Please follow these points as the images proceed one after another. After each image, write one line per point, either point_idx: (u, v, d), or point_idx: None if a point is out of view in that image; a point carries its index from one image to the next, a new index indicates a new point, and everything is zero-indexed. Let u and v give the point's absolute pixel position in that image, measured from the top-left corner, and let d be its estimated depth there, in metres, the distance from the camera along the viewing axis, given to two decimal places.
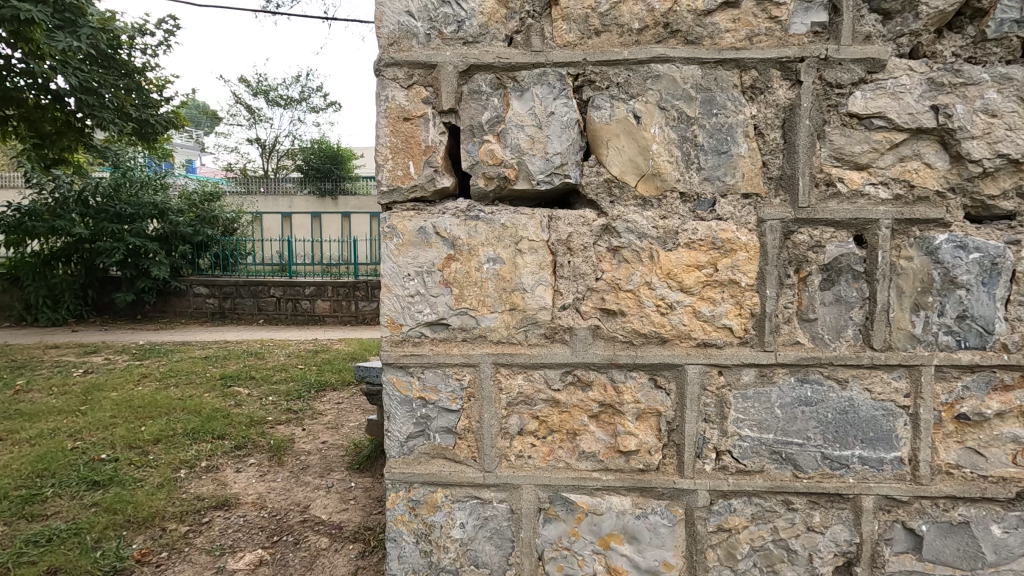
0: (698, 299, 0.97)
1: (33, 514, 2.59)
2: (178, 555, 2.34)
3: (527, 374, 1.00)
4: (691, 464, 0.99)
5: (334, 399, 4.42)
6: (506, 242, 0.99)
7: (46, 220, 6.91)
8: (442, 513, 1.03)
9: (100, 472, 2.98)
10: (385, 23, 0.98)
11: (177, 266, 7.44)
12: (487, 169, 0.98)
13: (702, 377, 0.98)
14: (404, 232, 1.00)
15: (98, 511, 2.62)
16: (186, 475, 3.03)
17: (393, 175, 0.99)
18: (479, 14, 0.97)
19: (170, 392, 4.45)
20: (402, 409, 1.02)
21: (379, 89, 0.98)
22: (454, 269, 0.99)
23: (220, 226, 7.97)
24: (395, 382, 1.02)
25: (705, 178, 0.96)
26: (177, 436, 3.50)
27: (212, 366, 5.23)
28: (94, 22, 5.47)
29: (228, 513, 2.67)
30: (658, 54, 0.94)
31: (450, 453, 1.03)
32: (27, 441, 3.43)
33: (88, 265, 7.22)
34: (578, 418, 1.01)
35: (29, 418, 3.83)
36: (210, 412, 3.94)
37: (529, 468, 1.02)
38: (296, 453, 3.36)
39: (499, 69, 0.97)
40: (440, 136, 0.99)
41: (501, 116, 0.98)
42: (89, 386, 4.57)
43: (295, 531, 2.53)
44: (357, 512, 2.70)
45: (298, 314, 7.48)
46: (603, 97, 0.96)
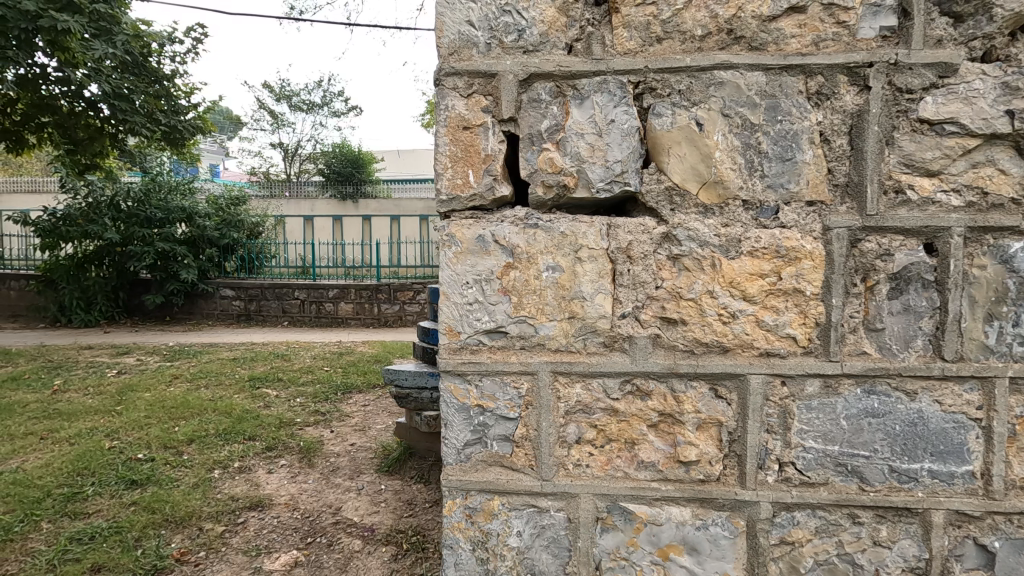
0: (761, 308, 0.95)
1: (76, 512, 2.66)
2: (216, 555, 2.38)
3: (585, 383, 1.00)
4: (753, 475, 0.98)
5: (360, 401, 4.47)
6: (566, 250, 0.98)
7: (80, 225, 7.09)
8: (499, 522, 1.03)
9: (138, 472, 3.04)
10: (445, 32, 0.98)
11: (205, 269, 7.60)
12: (546, 177, 0.98)
13: (765, 387, 0.96)
14: (462, 241, 1.00)
15: (137, 510, 2.68)
16: (221, 476, 3.08)
17: (452, 184, 1.00)
18: (540, 23, 0.97)
19: (201, 392, 4.54)
20: (459, 417, 1.02)
21: (439, 99, 0.99)
22: (513, 277, 0.99)
23: (245, 229, 8.04)
24: (453, 389, 1.02)
25: (768, 186, 0.95)
26: (210, 436, 3.57)
27: (241, 367, 5.32)
28: (128, 30, 5.64)
29: (262, 513, 2.71)
30: (721, 61, 0.93)
31: (507, 461, 1.02)
32: (67, 440, 3.52)
33: (119, 268, 7.41)
34: (636, 427, 1.00)
35: (67, 418, 3.93)
36: (241, 413, 4.01)
37: (587, 477, 1.01)
38: (325, 454, 3.40)
39: (559, 77, 0.97)
40: (499, 145, 0.99)
41: (560, 124, 0.98)
42: (124, 386, 4.69)
43: (328, 533, 2.56)
44: (388, 514, 2.72)
45: (321, 317, 7.57)
46: (665, 105, 0.96)
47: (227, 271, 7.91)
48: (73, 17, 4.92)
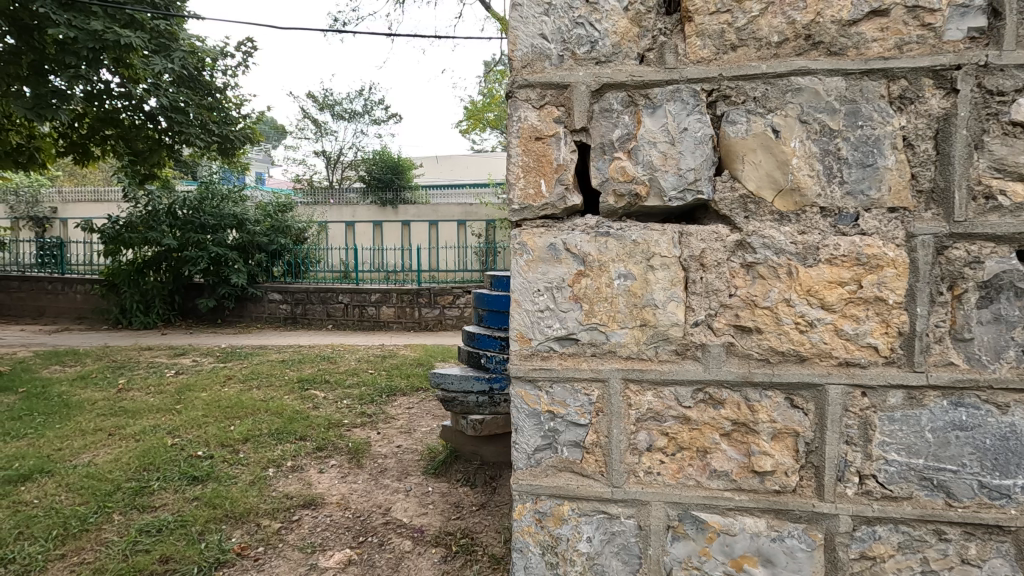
0: (840, 317, 0.94)
1: (143, 505, 2.80)
2: (273, 551, 2.47)
3: (656, 391, 1.00)
4: (832, 488, 0.96)
5: (404, 403, 4.56)
6: (638, 258, 0.99)
7: (140, 232, 7.48)
8: (569, 527, 1.03)
9: (198, 468, 3.18)
10: (518, 46, 1.01)
11: (254, 274, 7.90)
12: (617, 185, 0.99)
13: (844, 398, 0.94)
14: (533, 249, 1.02)
15: (199, 505, 2.80)
16: (275, 474, 3.19)
17: (524, 193, 1.02)
18: (613, 34, 0.98)
19: (254, 393, 4.71)
20: (530, 422, 1.04)
21: (512, 111, 1.01)
22: (584, 285, 1.00)
23: (292, 235, 8.31)
24: (523, 396, 1.04)
25: (848, 193, 0.93)
26: (263, 436, 3.70)
27: (290, 370, 5.49)
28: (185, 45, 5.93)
29: (316, 512, 2.79)
30: (799, 67, 0.92)
31: (577, 466, 1.03)
32: (133, 437, 3.71)
33: (175, 273, 7.77)
34: (709, 436, 0.99)
35: (132, 415, 4.14)
36: (292, 413, 4.14)
37: (658, 485, 1.01)
38: (373, 455, 3.48)
39: (630, 87, 0.98)
40: (571, 155, 1.01)
41: (632, 133, 0.99)
42: (182, 386, 4.90)
43: (379, 533, 2.62)
44: (437, 516, 2.76)
45: (364, 320, 7.76)
46: (739, 112, 0.96)
47: (275, 275, 8.18)
48: (135, 33, 5.22)
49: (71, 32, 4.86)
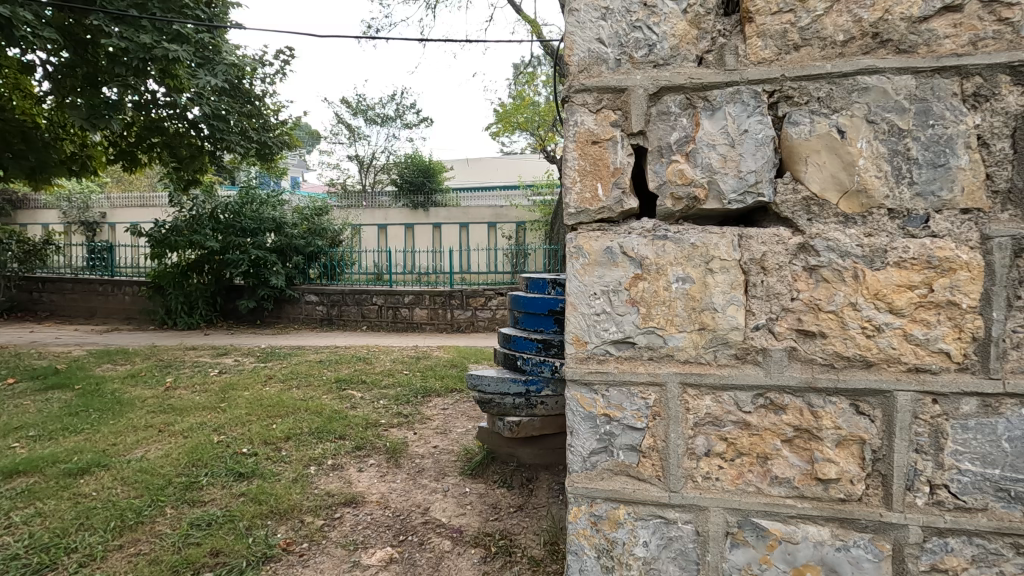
0: (910, 322, 0.91)
1: (193, 499, 2.90)
2: (317, 547, 2.53)
3: (715, 395, 0.99)
4: (901, 497, 0.93)
5: (439, 404, 4.61)
6: (696, 262, 0.98)
7: (185, 235, 7.76)
8: (625, 530, 1.03)
9: (244, 465, 3.28)
10: (575, 51, 1.01)
11: (292, 276, 8.11)
12: (675, 188, 0.99)
13: (914, 405, 0.92)
14: (590, 252, 1.02)
15: (245, 500, 2.89)
16: (316, 472, 3.27)
17: (581, 198, 1.02)
18: (672, 37, 0.98)
19: (293, 392, 4.83)
20: (586, 425, 1.04)
21: (568, 115, 1.02)
22: (642, 288, 1.00)
23: (328, 237, 8.49)
24: (579, 398, 1.04)
25: (918, 193, 0.91)
26: (304, 434, 3.79)
27: (327, 370, 5.62)
28: (228, 58, 6.09)
29: (357, 510, 2.84)
30: (867, 66, 0.91)
31: (634, 470, 1.03)
32: (181, 433, 3.85)
33: (217, 275, 8.02)
34: (770, 442, 0.98)
35: (180, 412, 4.30)
36: (330, 413, 4.23)
37: (717, 490, 1.00)
38: (411, 455, 3.53)
39: (690, 89, 0.98)
40: (627, 158, 1.01)
41: (690, 136, 0.98)
42: (226, 385, 5.06)
43: (418, 532, 2.66)
44: (475, 517, 2.78)
45: (397, 322, 7.87)
46: (802, 113, 0.94)
47: (311, 277, 8.37)
48: (182, 47, 5.42)
49: (122, 43, 5.08)
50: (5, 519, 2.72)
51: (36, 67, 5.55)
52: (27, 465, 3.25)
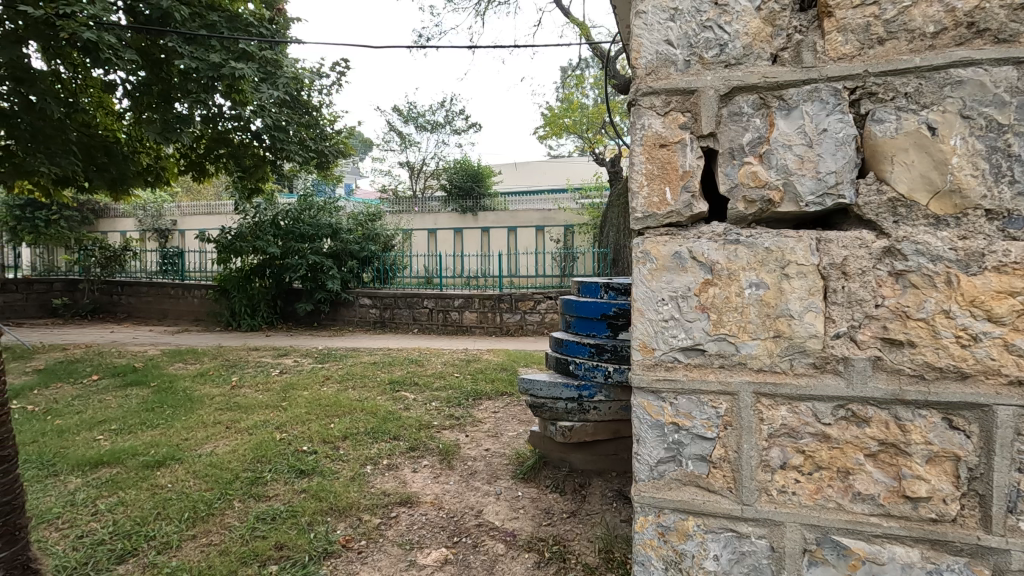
0: (1010, 331, 0.85)
1: (259, 494, 3.03)
2: (375, 545, 2.59)
3: (792, 406, 0.95)
4: (1001, 520, 0.87)
5: (490, 407, 4.64)
6: (771, 266, 0.95)
7: (249, 241, 8.15)
8: (694, 543, 1.00)
9: (305, 462, 3.40)
10: (643, 53, 1.00)
11: (347, 280, 8.37)
12: (748, 191, 0.96)
13: (1016, 421, 0.85)
14: (658, 257, 1.00)
15: (307, 496, 2.99)
16: (372, 471, 3.36)
17: (649, 202, 1.00)
18: (744, 35, 0.95)
19: (350, 393, 4.98)
20: (653, 433, 1.02)
21: (635, 119, 1.00)
22: (713, 294, 0.97)
23: (381, 242, 8.72)
24: (646, 406, 1.02)
25: (1019, 193, 0.85)
26: (360, 434, 3.90)
27: (381, 371, 5.76)
28: (289, 73, 6.36)
29: (412, 510, 2.90)
30: (961, 58, 0.86)
31: (704, 481, 1.00)
32: (246, 430, 4.03)
33: (277, 279, 8.37)
34: (852, 456, 0.93)
35: (245, 410, 4.51)
36: (385, 413, 4.33)
37: (793, 505, 0.96)
38: (463, 458, 3.56)
39: (763, 89, 0.95)
40: (697, 161, 0.98)
41: (765, 137, 0.95)
42: (286, 385, 5.28)
43: (472, 534, 2.68)
44: (528, 521, 2.78)
45: (447, 325, 7.98)
46: (887, 109, 0.90)
47: (364, 281, 8.61)
48: (247, 65, 5.66)
49: (194, 63, 5.41)
50: (91, 506, 2.93)
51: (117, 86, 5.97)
52: (110, 456, 3.49)
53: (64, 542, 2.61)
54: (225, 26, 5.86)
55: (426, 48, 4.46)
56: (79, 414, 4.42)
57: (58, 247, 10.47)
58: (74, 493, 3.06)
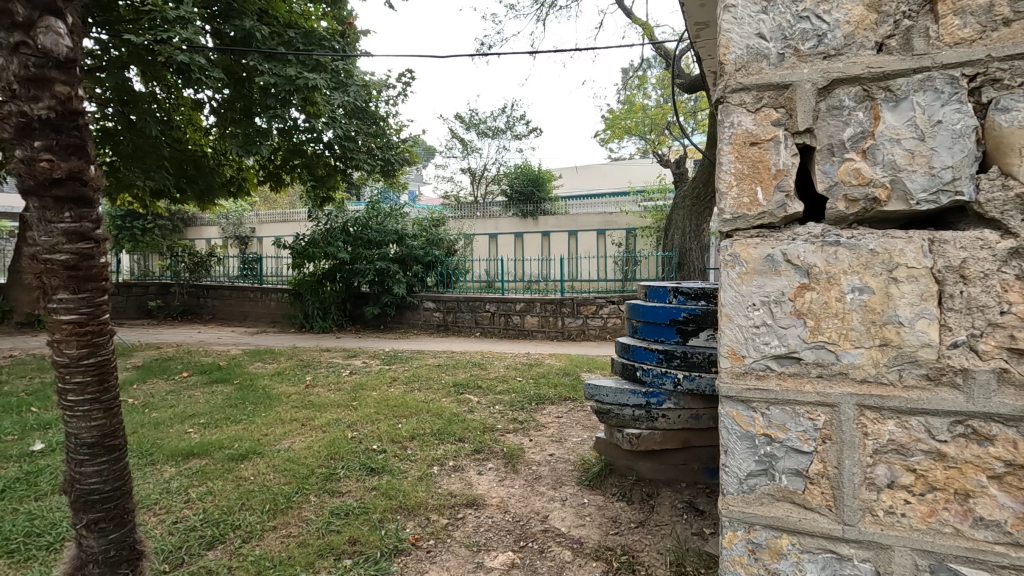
0: None
1: (333, 490, 3.16)
2: (443, 545, 2.63)
3: (901, 420, 0.88)
4: None
5: (553, 412, 4.62)
6: (876, 269, 0.88)
7: (321, 248, 8.53)
8: (789, 562, 0.95)
9: (375, 460, 3.52)
10: (732, 49, 0.96)
11: (412, 284, 8.61)
12: (850, 190, 0.90)
13: None
14: (748, 260, 0.95)
15: (377, 494, 3.09)
16: (439, 471, 3.42)
17: (738, 202, 0.96)
18: (846, 24, 0.90)
19: (416, 394, 5.10)
20: (743, 445, 0.97)
21: (724, 116, 0.97)
22: (809, 298, 0.92)
23: (444, 247, 8.90)
24: (735, 416, 0.98)
25: None
26: (427, 435, 3.98)
27: (446, 373, 5.87)
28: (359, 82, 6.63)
29: (478, 512, 2.92)
30: None
31: (800, 498, 0.94)
32: (320, 428, 4.22)
33: (347, 283, 8.72)
34: (972, 477, 0.86)
35: (319, 408, 4.72)
36: (450, 415, 4.41)
37: (902, 528, 0.89)
38: (528, 462, 3.56)
39: (867, 80, 0.89)
40: (792, 159, 0.93)
41: (868, 131, 0.89)
42: (357, 385, 5.48)
43: (538, 539, 2.66)
44: (595, 529, 2.73)
45: (509, 329, 8.03)
46: (1013, 97, 0.82)
47: (428, 285, 8.82)
48: (319, 76, 5.98)
49: (273, 78, 5.73)
50: (184, 494, 3.15)
51: (205, 103, 6.45)
52: (199, 448, 3.75)
53: (161, 526, 2.81)
54: (301, 42, 6.19)
55: (487, 56, 4.57)
56: (173, 407, 4.78)
57: (153, 254, 11.39)
58: (169, 481, 3.31)
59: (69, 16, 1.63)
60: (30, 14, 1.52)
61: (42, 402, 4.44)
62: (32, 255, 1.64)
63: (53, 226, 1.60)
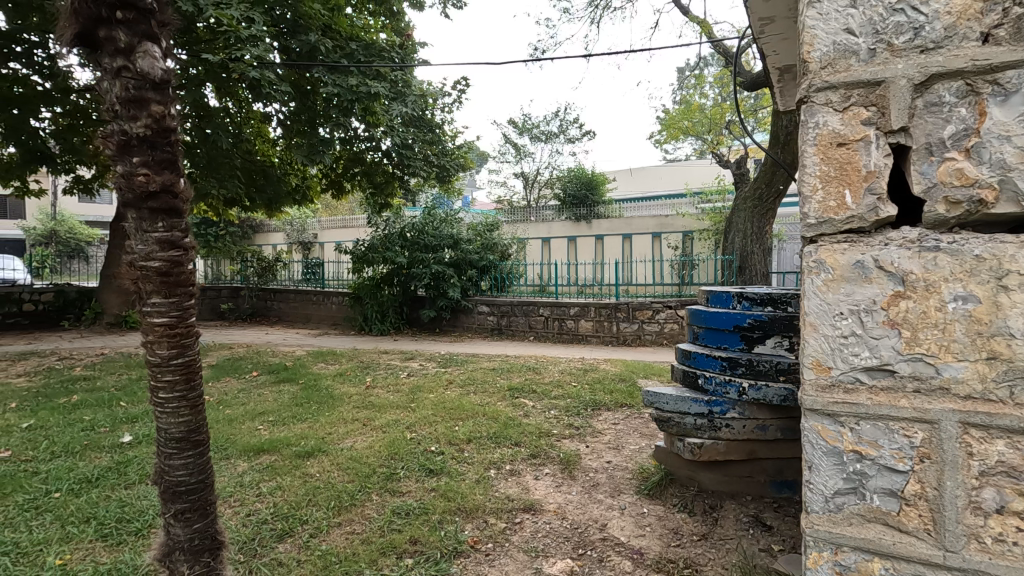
0: None
1: (394, 489, 3.23)
2: (501, 549, 2.64)
3: (1012, 441, 0.81)
4: None
5: (610, 418, 4.55)
6: (983, 277, 0.82)
7: (380, 253, 8.76)
8: None
9: (433, 462, 3.57)
10: (817, 46, 0.92)
11: (467, 288, 8.72)
12: (951, 191, 0.85)
13: None
14: (835, 267, 0.91)
15: (436, 496, 3.13)
16: (496, 475, 3.44)
17: (824, 206, 0.92)
18: (946, 15, 0.84)
19: (472, 397, 5.16)
20: (829, 461, 0.92)
21: (808, 117, 0.93)
22: (905, 308, 0.86)
23: (498, 251, 8.97)
24: (820, 431, 0.93)
25: None
26: (483, 438, 4.01)
27: (501, 377, 5.90)
28: (416, 89, 6.75)
29: (536, 517, 2.92)
30: None
31: (894, 519, 0.89)
32: (380, 428, 4.33)
33: (404, 287, 8.94)
34: None
35: (379, 409, 4.85)
36: (506, 419, 4.42)
37: (1013, 558, 0.82)
38: (585, 468, 3.52)
39: (971, 73, 0.83)
40: (885, 159, 0.88)
41: (972, 128, 0.83)
42: (415, 387, 5.60)
43: (597, 548, 2.62)
44: (655, 539, 2.67)
45: (563, 333, 7.98)
46: None
47: (482, 289, 8.91)
48: (379, 85, 6.15)
49: (336, 89, 5.96)
50: (256, 488, 3.31)
51: (272, 116, 6.79)
52: (268, 444, 3.93)
53: (236, 518, 2.96)
54: (362, 54, 6.40)
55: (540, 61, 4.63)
56: (244, 405, 5.04)
57: (225, 259, 12.08)
58: (242, 475, 3.49)
59: (163, 40, 1.76)
60: (131, 40, 1.66)
61: (130, 397, 4.79)
62: (129, 262, 1.77)
63: (148, 234, 1.72)
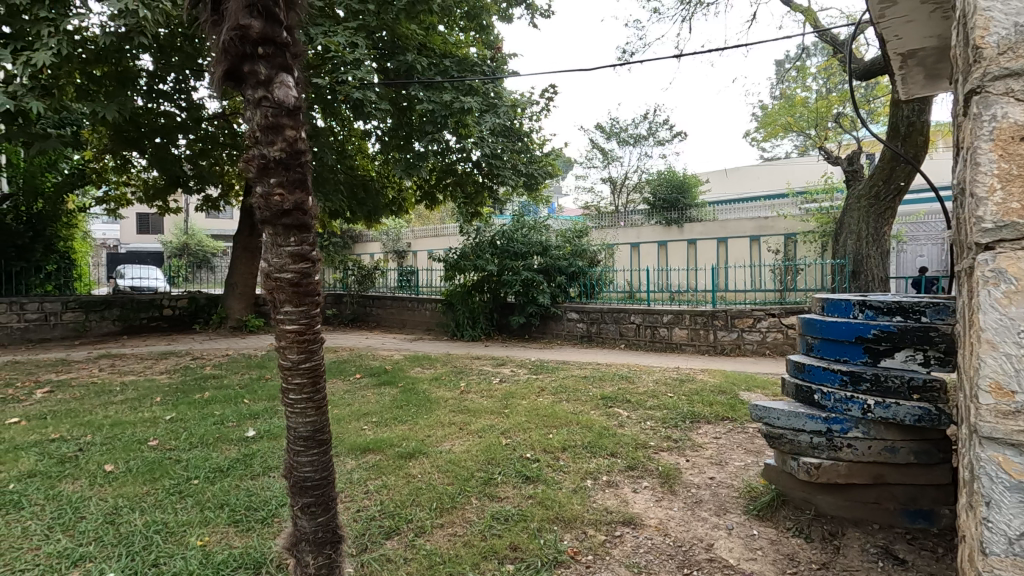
0: None
1: (492, 494, 3.28)
2: (602, 561, 2.59)
3: None
4: None
5: (711, 432, 4.33)
6: None
7: (470, 261, 8.86)
8: None
9: (529, 469, 3.59)
10: (992, 31, 0.94)
11: (556, 295, 8.70)
12: None
13: None
14: (1019, 278, 0.89)
15: (534, 503, 3.14)
16: (593, 485, 3.38)
17: (1005, 208, 0.91)
18: None
19: (565, 405, 5.13)
20: (1015, 497, 0.89)
21: (985, 109, 0.94)
22: None
23: (587, 258, 8.86)
24: (1003, 462, 0.90)
25: None
26: (579, 447, 3.97)
27: (593, 386, 5.79)
28: (507, 101, 6.93)
29: (636, 532, 2.83)
30: None
31: None
32: (476, 433, 4.42)
33: (494, 294, 9.07)
34: None
35: (474, 413, 4.97)
36: (600, 429, 4.34)
37: None
38: (686, 484, 3.37)
39: None
40: None
41: None
42: (507, 393, 5.66)
43: (704, 568, 2.50)
44: (768, 565, 2.49)
45: (656, 341, 7.74)
46: None
47: (571, 295, 8.85)
48: (471, 99, 6.34)
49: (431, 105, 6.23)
50: (364, 485, 3.50)
51: (372, 133, 7.22)
52: (373, 444, 4.14)
53: (348, 513, 3.14)
54: (455, 69, 6.65)
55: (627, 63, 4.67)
56: (349, 406, 5.35)
57: (329, 268, 12.93)
58: (351, 472, 3.70)
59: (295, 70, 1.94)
60: (269, 73, 1.83)
61: (252, 394, 5.25)
62: (265, 274, 1.93)
63: (282, 249, 1.88)
